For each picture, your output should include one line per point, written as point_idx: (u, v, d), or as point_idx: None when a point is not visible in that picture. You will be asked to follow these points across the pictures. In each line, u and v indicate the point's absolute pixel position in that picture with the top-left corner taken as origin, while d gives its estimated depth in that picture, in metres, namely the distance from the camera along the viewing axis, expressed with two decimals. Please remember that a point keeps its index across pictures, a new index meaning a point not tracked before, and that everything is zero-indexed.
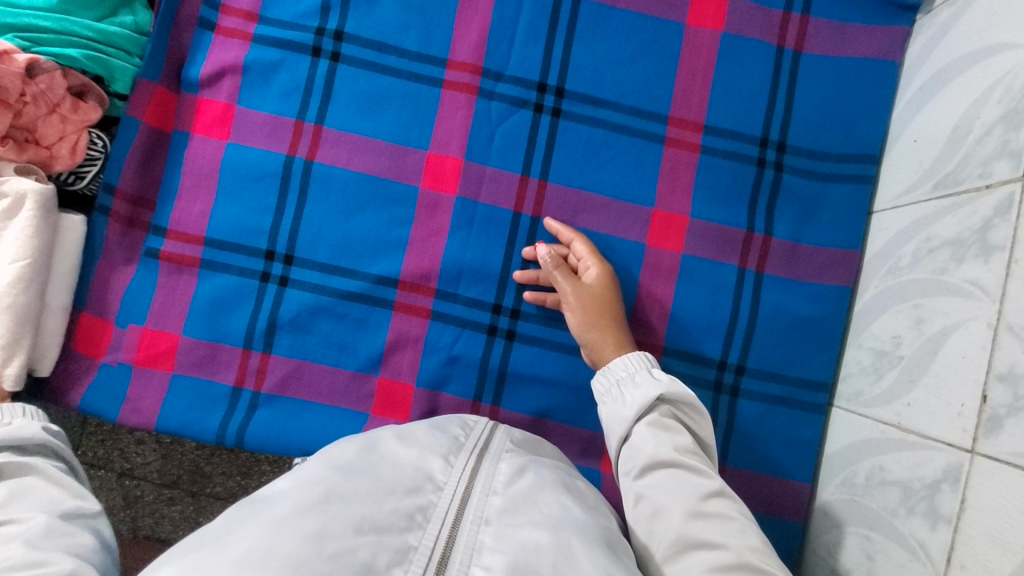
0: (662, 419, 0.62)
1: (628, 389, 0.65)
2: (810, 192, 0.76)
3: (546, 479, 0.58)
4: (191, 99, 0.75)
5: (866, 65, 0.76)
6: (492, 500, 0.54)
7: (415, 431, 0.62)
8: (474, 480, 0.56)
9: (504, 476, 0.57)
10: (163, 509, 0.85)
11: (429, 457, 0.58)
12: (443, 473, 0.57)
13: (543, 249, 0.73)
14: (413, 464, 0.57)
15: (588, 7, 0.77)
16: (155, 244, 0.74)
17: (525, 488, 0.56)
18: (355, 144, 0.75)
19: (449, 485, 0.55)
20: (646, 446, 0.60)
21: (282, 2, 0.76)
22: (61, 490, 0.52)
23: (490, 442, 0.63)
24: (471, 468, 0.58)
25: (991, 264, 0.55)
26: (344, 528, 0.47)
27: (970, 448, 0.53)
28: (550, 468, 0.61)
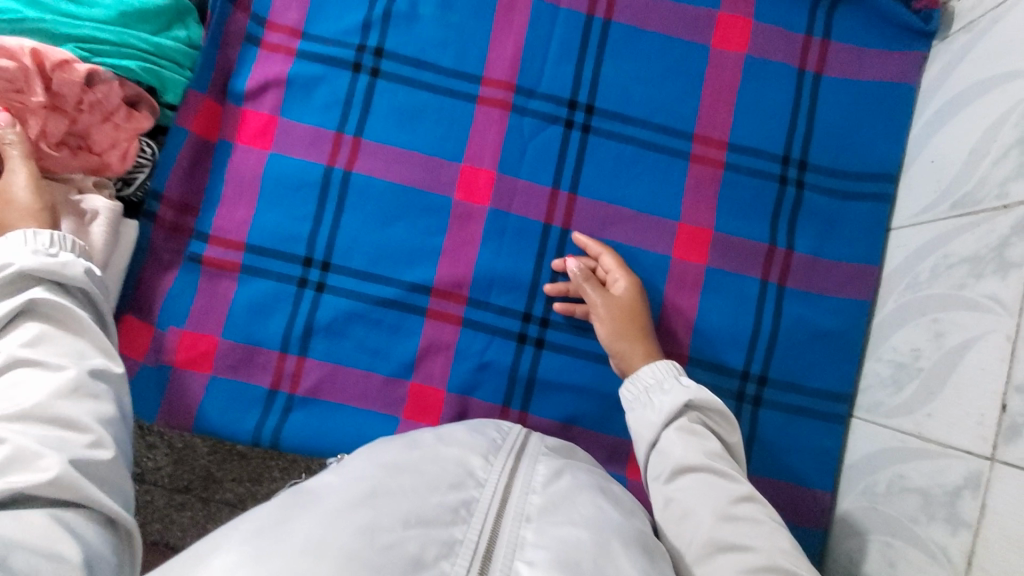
0: (690, 424, 0.66)
1: (656, 395, 0.68)
2: (830, 209, 0.79)
3: (582, 483, 0.60)
4: (235, 111, 0.77)
5: (883, 88, 0.80)
6: (532, 498, 0.56)
7: (455, 432, 0.63)
8: (514, 479, 0.58)
9: (542, 477, 0.59)
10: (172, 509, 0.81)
11: (470, 455, 0.60)
12: (483, 470, 0.59)
13: (572, 262, 0.76)
14: (455, 460, 0.59)
15: (617, 28, 0.81)
16: (198, 249, 0.77)
17: (563, 490, 0.58)
18: (392, 156, 0.78)
19: (489, 482, 0.58)
20: (675, 450, 0.63)
21: (325, 19, 0.79)
22: (85, 343, 0.57)
23: (527, 445, 0.65)
24: (510, 467, 0.60)
25: (1009, 280, 0.58)
26: (393, 521, 0.49)
27: (990, 456, 0.55)
28: (586, 472, 0.64)
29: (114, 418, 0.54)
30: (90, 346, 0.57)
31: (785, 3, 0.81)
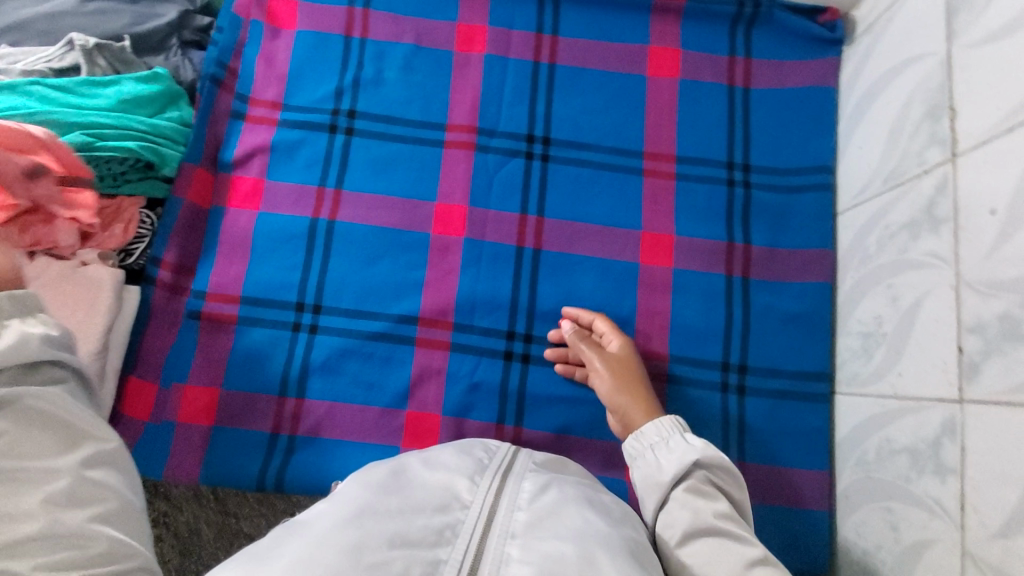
0: (699, 484, 0.63)
1: (662, 454, 0.67)
2: (778, 203, 0.86)
3: (569, 496, 0.61)
4: (226, 178, 0.85)
5: (806, 92, 0.88)
6: (517, 515, 0.57)
7: (442, 457, 0.65)
8: (500, 497, 0.59)
9: (528, 493, 0.60)
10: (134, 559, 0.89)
11: (456, 479, 0.61)
12: (468, 492, 0.59)
13: (566, 326, 0.79)
14: (441, 484, 0.60)
15: (562, 70, 0.90)
16: (196, 306, 0.82)
17: (549, 504, 0.59)
18: (371, 202, 0.85)
19: (474, 503, 0.58)
20: (684, 513, 0.61)
21: (303, 91, 0.89)
22: (72, 432, 0.54)
23: (514, 463, 0.66)
24: (495, 485, 0.61)
25: (941, 234, 0.62)
26: (378, 541, 0.51)
27: (958, 399, 0.57)
28: (573, 484, 0.65)
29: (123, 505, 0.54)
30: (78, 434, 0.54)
31: (707, 32, 0.91)
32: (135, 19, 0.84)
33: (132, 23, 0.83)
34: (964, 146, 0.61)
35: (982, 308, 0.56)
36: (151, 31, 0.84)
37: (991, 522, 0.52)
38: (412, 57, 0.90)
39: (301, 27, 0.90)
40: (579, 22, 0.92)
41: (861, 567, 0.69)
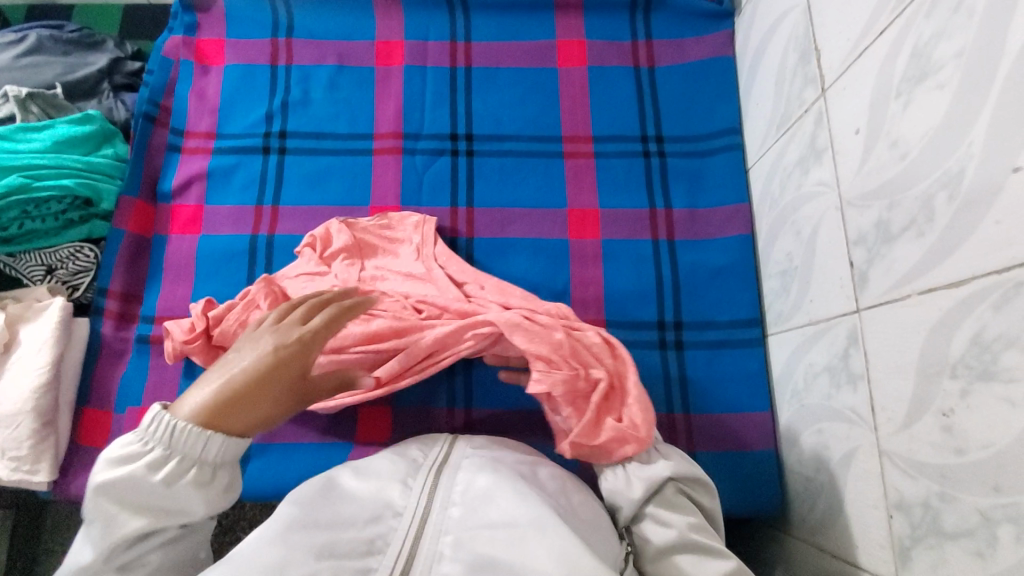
0: (671, 500, 0.60)
1: (632, 470, 0.62)
2: (692, 167, 0.90)
3: (504, 475, 0.59)
4: (167, 208, 0.89)
5: (706, 64, 0.94)
6: (452, 511, 0.56)
7: (373, 461, 0.62)
8: (435, 493, 0.57)
9: (463, 485, 0.58)
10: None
11: (389, 484, 0.58)
12: (403, 496, 0.57)
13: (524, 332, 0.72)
14: (373, 494, 0.57)
15: (478, 71, 0.96)
16: (145, 330, 0.84)
17: (484, 489, 0.57)
18: (308, 213, 0.89)
19: (409, 507, 0.56)
20: (659, 532, 0.58)
21: (235, 119, 0.94)
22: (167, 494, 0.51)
23: (450, 453, 0.63)
24: (430, 482, 0.58)
25: (825, 162, 0.66)
26: (305, 556, 0.50)
27: (856, 308, 0.60)
28: (511, 462, 0.62)
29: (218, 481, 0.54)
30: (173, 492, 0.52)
31: (609, 21, 0.98)
32: (68, 68, 0.91)
33: (64, 72, 0.90)
34: (830, 80, 0.66)
35: (863, 220, 0.59)
36: (83, 77, 0.91)
37: (895, 416, 0.54)
38: (336, 76, 0.96)
39: (229, 62, 0.96)
40: (490, 26, 0.98)
41: (805, 495, 0.71)
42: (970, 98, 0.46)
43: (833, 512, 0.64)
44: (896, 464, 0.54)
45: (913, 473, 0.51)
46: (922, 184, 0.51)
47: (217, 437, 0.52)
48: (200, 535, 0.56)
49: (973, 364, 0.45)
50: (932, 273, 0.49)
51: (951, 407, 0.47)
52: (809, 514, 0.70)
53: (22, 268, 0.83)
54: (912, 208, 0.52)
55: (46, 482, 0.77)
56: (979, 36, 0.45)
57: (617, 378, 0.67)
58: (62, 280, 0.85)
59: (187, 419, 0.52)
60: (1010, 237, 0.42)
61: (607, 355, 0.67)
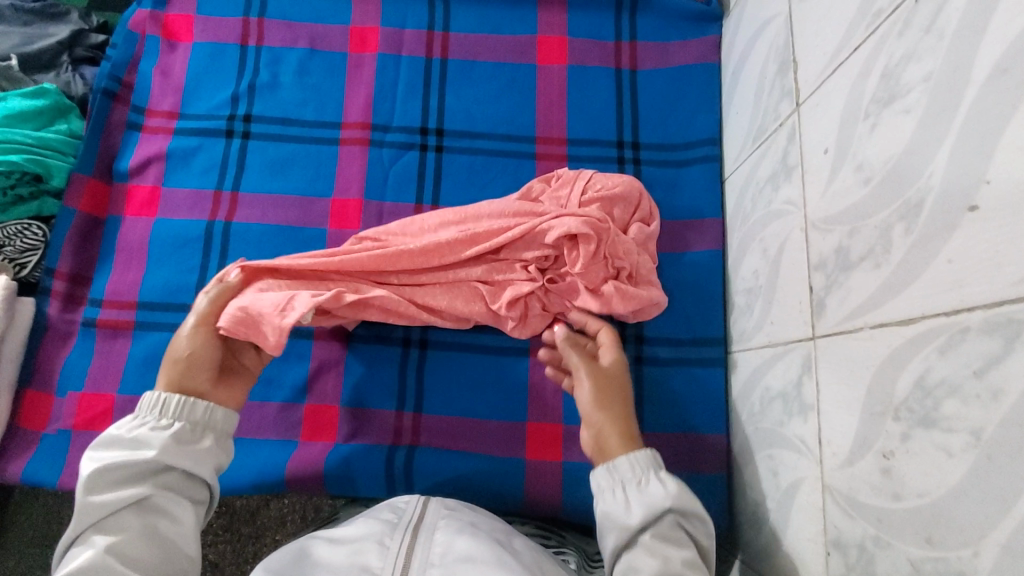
0: (671, 533, 0.57)
1: (632, 493, 0.59)
2: (667, 176, 0.87)
3: (482, 540, 0.58)
4: (122, 188, 0.86)
5: (689, 69, 0.91)
6: (430, 573, 0.53)
7: (347, 528, 0.60)
8: (411, 556, 0.55)
9: (441, 547, 0.56)
10: (57, 509, 0.94)
11: (364, 545, 0.56)
12: (380, 560, 0.54)
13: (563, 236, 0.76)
14: (349, 559, 0.55)
15: (454, 64, 0.93)
16: (92, 314, 0.81)
17: (462, 554, 0.55)
18: (268, 202, 0.86)
19: (387, 571, 0.53)
20: (652, 562, 0.54)
21: (199, 100, 0.91)
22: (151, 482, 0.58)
23: (425, 514, 0.61)
24: (407, 544, 0.56)
25: (793, 181, 0.63)
26: None
27: (811, 336, 0.58)
28: (489, 531, 0.61)
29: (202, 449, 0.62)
30: (153, 479, 0.59)
31: (593, 20, 0.94)
32: (25, 39, 0.88)
33: (22, 43, 0.88)
34: (805, 94, 0.63)
35: (824, 246, 0.56)
36: (41, 49, 0.88)
37: (840, 452, 0.52)
38: (307, 60, 0.93)
39: (196, 40, 0.93)
40: (469, 18, 0.95)
41: (752, 520, 0.69)
42: (932, 127, 0.43)
43: (776, 542, 0.63)
44: (837, 501, 0.52)
45: (853, 513, 0.50)
46: (882, 213, 0.48)
47: (199, 404, 0.63)
48: (177, 508, 0.59)
49: (914, 408, 0.43)
50: (885, 309, 0.47)
51: (891, 449, 0.45)
52: (754, 540, 0.68)
53: None
54: (870, 238, 0.49)
55: None
56: (947, 60, 0.42)
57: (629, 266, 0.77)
58: (9, 258, 0.82)
59: (181, 395, 0.63)
60: (960, 280, 0.40)
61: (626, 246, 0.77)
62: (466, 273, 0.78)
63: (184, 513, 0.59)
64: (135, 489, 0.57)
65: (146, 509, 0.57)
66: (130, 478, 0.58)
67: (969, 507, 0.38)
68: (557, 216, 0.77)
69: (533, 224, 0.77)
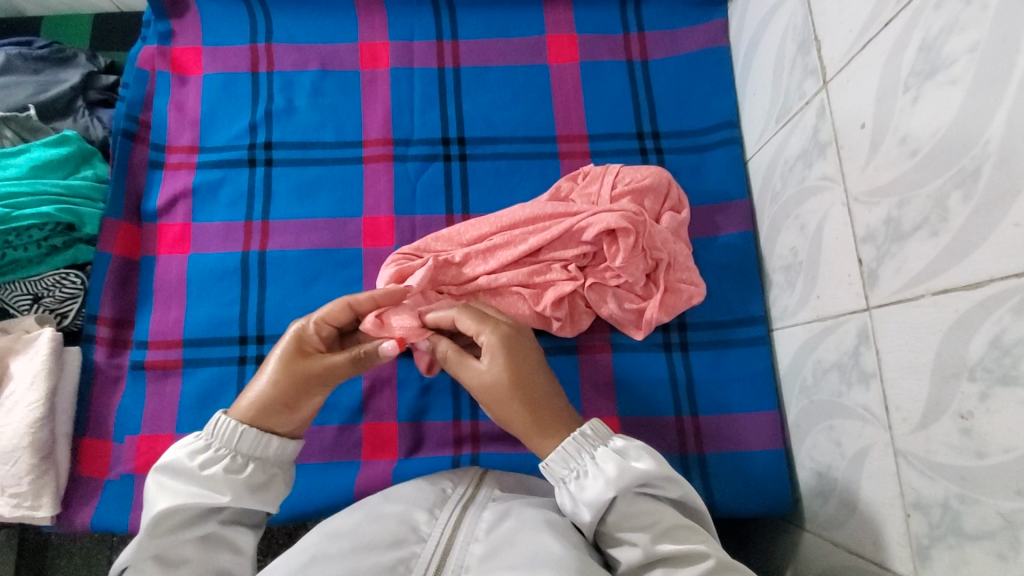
0: (626, 510, 0.57)
1: (575, 488, 0.59)
2: (691, 163, 0.88)
3: (530, 516, 0.60)
4: (152, 228, 0.86)
5: (700, 54, 0.92)
6: (474, 547, 0.56)
7: (402, 491, 0.65)
8: (458, 530, 0.58)
9: (486, 522, 0.59)
10: (94, 551, 0.94)
11: (414, 511, 0.60)
12: (427, 525, 0.59)
13: (603, 234, 0.77)
14: (397, 518, 0.59)
15: (467, 71, 0.93)
16: (139, 356, 0.81)
17: (507, 530, 0.58)
18: (300, 227, 0.87)
19: (432, 536, 0.57)
20: (631, 552, 0.56)
21: (218, 132, 0.91)
22: (214, 519, 0.59)
23: (476, 494, 0.65)
24: (455, 517, 0.60)
25: (828, 157, 0.65)
26: None
27: (866, 307, 0.59)
28: (537, 505, 0.63)
29: (268, 486, 0.62)
30: (217, 516, 0.59)
31: (600, 14, 0.95)
32: (40, 87, 0.87)
33: (36, 92, 0.87)
34: (832, 71, 0.64)
35: (872, 218, 0.58)
36: (56, 96, 0.87)
37: (910, 416, 0.54)
38: (320, 82, 0.93)
39: (207, 71, 0.93)
40: (477, 23, 0.95)
41: (816, 490, 0.71)
42: (984, 96, 0.44)
43: (846, 509, 0.65)
44: (912, 464, 0.54)
45: (931, 474, 0.51)
46: (934, 182, 0.49)
47: (274, 441, 0.62)
48: (239, 541, 0.60)
49: (992, 368, 0.45)
50: (948, 275, 0.49)
51: (970, 409, 0.47)
52: (820, 509, 0.70)
53: (9, 298, 0.80)
54: (924, 207, 0.51)
55: (48, 517, 0.75)
56: (994, 30, 0.43)
57: (670, 256, 0.79)
58: (50, 308, 0.82)
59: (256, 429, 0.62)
60: None
61: (660, 235, 0.79)
62: (507, 279, 0.78)
63: (245, 546, 0.61)
64: (201, 528, 0.58)
65: (211, 544, 0.59)
66: (197, 516, 0.58)
67: None
68: (592, 214, 0.78)
69: (570, 223, 0.78)
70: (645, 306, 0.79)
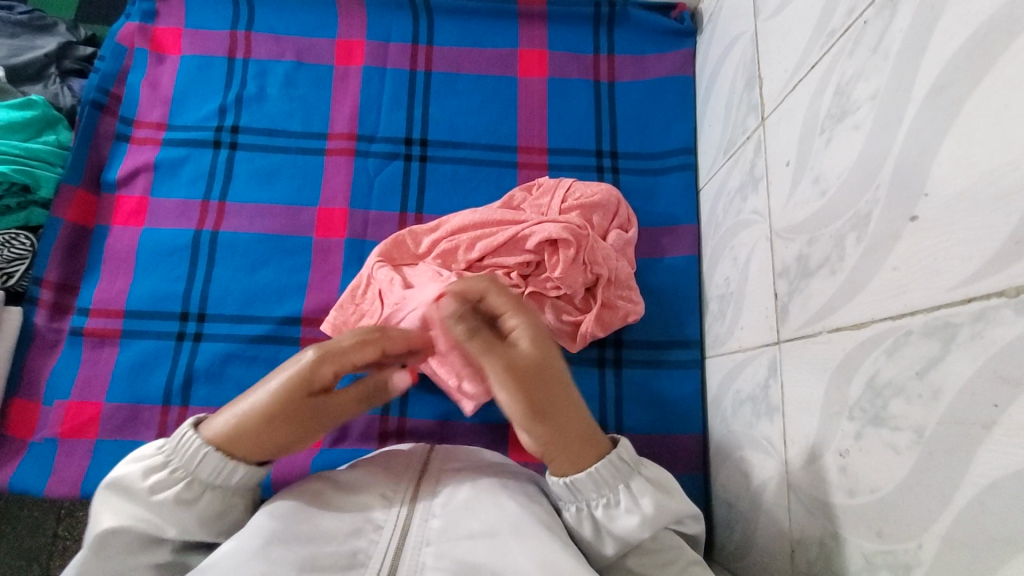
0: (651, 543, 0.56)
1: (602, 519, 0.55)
2: (645, 185, 0.90)
3: (483, 485, 0.59)
4: (110, 198, 0.88)
5: (665, 81, 0.94)
6: (432, 522, 0.55)
7: (353, 474, 0.61)
8: (415, 505, 0.57)
9: (442, 496, 0.58)
10: (42, 521, 0.86)
11: (368, 498, 0.58)
12: (382, 512, 0.57)
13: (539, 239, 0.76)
14: (353, 510, 0.57)
15: (438, 76, 0.95)
16: (79, 322, 0.82)
17: (464, 500, 0.57)
18: (255, 211, 0.88)
19: (388, 523, 0.56)
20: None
21: (187, 111, 0.92)
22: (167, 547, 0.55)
23: (429, 464, 0.64)
24: (410, 497, 0.58)
25: (760, 191, 0.66)
26: (287, 569, 0.48)
27: (777, 340, 0.60)
28: (490, 471, 0.62)
29: (227, 515, 0.57)
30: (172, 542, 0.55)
31: (572, 33, 0.97)
32: (12, 51, 0.90)
33: (9, 55, 0.90)
34: (769, 108, 0.65)
35: (788, 253, 0.59)
36: (28, 61, 0.90)
37: (802, 451, 0.54)
38: (294, 73, 0.95)
39: (185, 53, 0.95)
40: (453, 31, 0.97)
41: (725, 520, 0.71)
42: (879, 142, 0.45)
43: (747, 541, 0.65)
44: (799, 498, 0.54)
45: (813, 510, 0.52)
46: (837, 223, 0.50)
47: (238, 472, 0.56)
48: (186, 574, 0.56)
49: (866, 408, 0.45)
50: (840, 314, 0.49)
51: (846, 448, 0.47)
52: (727, 539, 0.70)
53: None
54: (827, 246, 0.52)
55: None
56: (890, 79, 0.45)
57: (612, 271, 0.79)
58: None
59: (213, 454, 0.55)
60: (903, 286, 0.41)
61: (602, 249, 0.78)
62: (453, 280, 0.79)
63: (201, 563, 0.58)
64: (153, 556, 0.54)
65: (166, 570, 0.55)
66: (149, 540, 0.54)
67: (913, 501, 0.40)
68: (537, 223, 0.77)
69: (515, 230, 0.77)
70: (582, 319, 0.79)
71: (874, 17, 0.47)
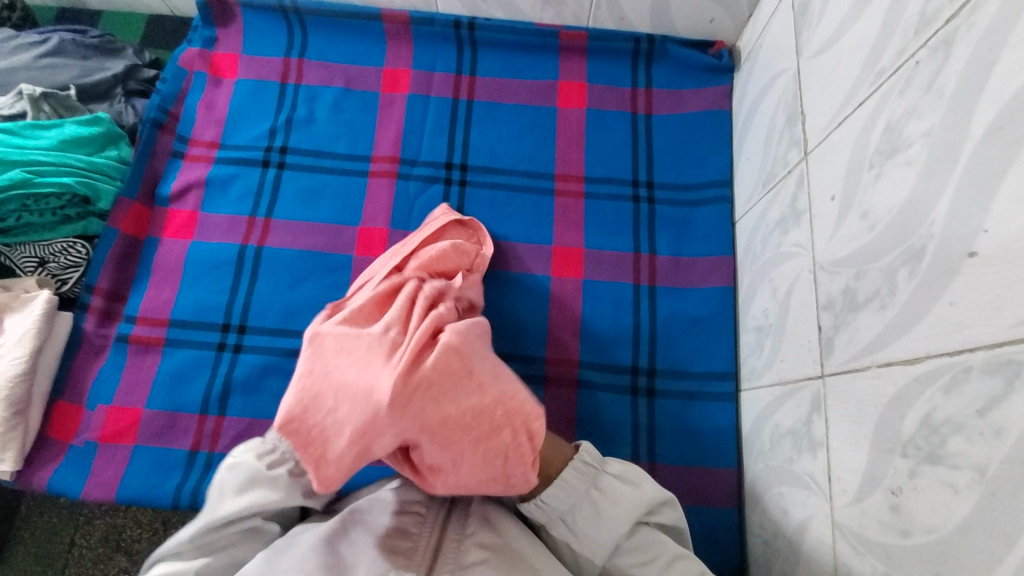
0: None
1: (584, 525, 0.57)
2: (680, 216, 0.91)
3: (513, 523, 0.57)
4: (163, 212, 0.92)
5: (701, 116, 0.96)
6: (465, 543, 0.54)
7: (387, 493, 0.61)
8: (447, 528, 0.56)
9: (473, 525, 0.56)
10: (59, 528, 0.87)
11: (400, 517, 0.57)
12: (416, 527, 0.56)
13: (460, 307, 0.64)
14: (386, 523, 0.57)
15: (479, 105, 0.98)
16: (126, 329, 0.85)
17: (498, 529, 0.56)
18: (298, 228, 0.90)
19: (421, 538, 0.55)
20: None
21: (239, 132, 0.97)
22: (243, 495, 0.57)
23: None
24: (444, 517, 0.57)
25: (802, 225, 0.67)
26: None
27: (821, 374, 0.59)
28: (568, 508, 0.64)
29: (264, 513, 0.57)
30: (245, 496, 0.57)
31: (612, 68, 1.00)
32: (83, 71, 0.96)
33: (80, 75, 0.95)
34: (812, 144, 0.66)
35: (833, 287, 0.59)
36: (98, 81, 0.96)
37: (849, 488, 0.53)
38: (342, 98, 0.99)
39: (241, 76, 1.00)
40: (495, 62, 1.01)
41: (762, 559, 0.69)
42: (933, 180, 0.46)
43: None
44: (847, 539, 0.52)
45: (863, 551, 0.50)
46: (887, 258, 0.50)
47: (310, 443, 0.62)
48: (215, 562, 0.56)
49: (921, 445, 0.44)
50: (891, 349, 0.48)
51: (900, 486, 0.46)
52: None
53: (15, 257, 0.85)
54: (876, 280, 0.52)
55: (9, 472, 0.76)
56: (945, 119, 0.45)
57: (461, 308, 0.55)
58: (52, 273, 0.86)
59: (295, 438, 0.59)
60: (961, 322, 0.41)
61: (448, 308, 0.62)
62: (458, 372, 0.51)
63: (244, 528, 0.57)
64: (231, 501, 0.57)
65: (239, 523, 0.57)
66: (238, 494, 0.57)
67: (978, 541, 0.38)
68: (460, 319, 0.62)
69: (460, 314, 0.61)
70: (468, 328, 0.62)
71: (926, 58, 0.48)
